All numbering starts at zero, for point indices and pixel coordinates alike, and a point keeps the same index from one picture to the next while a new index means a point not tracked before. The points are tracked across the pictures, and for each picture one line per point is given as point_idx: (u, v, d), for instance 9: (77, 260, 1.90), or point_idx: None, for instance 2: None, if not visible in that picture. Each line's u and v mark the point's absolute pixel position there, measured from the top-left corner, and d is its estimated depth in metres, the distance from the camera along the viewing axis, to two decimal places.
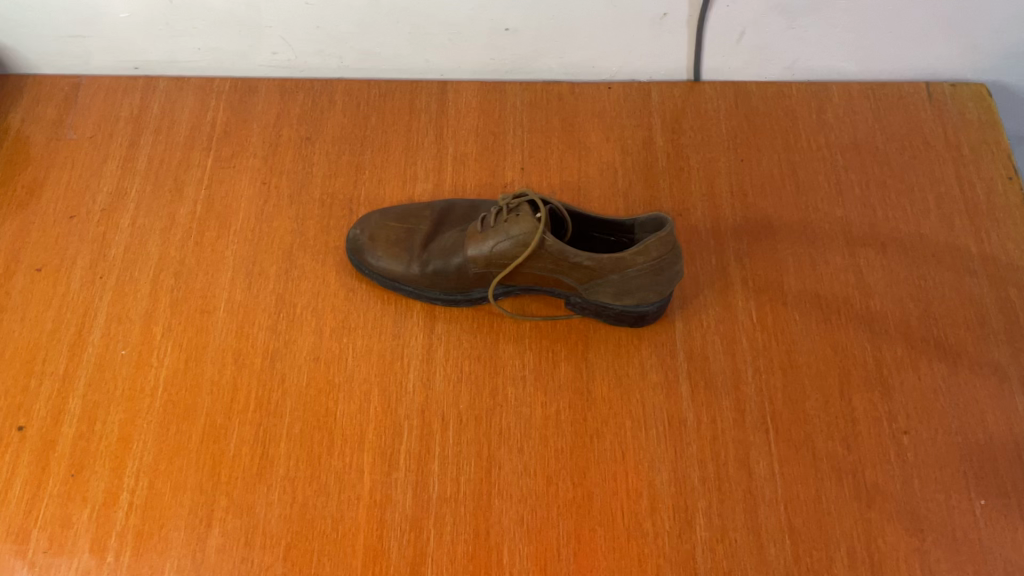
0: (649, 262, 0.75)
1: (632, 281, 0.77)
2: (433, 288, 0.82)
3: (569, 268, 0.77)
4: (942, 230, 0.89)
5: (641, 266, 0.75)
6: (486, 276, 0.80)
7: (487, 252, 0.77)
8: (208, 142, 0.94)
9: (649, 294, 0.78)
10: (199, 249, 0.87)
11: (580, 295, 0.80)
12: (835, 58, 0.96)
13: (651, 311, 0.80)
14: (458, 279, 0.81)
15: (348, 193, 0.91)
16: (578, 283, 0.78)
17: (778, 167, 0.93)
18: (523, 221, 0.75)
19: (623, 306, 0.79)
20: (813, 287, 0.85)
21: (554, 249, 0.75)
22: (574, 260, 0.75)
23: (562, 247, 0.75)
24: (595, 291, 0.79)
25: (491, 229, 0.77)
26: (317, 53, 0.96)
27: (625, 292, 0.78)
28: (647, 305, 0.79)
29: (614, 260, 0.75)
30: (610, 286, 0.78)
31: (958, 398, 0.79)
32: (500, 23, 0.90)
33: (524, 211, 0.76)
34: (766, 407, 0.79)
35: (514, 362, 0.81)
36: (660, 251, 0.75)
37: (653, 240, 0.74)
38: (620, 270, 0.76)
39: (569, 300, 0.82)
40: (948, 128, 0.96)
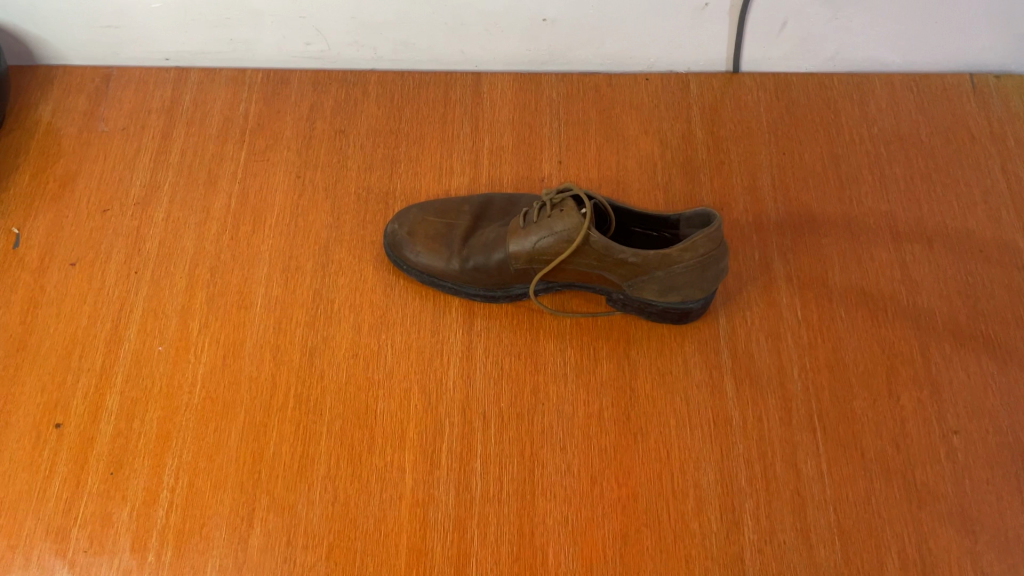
0: (696, 259, 0.74)
1: (678, 278, 0.75)
2: (472, 284, 0.81)
3: (614, 264, 0.75)
4: (990, 224, 0.87)
5: (688, 262, 0.74)
6: (527, 272, 0.79)
7: (531, 248, 0.76)
8: (242, 134, 0.93)
9: (694, 290, 0.77)
10: (235, 244, 0.86)
11: (623, 291, 0.79)
12: (878, 47, 0.94)
13: (695, 308, 0.79)
14: (499, 276, 0.79)
15: (383, 187, 0.89)
16: (622, 279, 0.77)
17: (821, 160, 0.91)
18: (569, 216, 0.74)
19: (667, 303, 0.78)
20: (858, 283, 0.84)
21: (599, 244, 0.74)
22: (620, 256, 0.74)
23: (608, 242, 0.74)
24: (640, 288, 0.77)
25: (535, 225, 0.76)
26: (351, 44, 0.94)
27: (670, 289, 0.77)
28: (692, 302, 0.78)
29: (659, 256, 0.74)
30: (655, 283, 0.76)
31: (1009, 397, 0.77)
32: (538, 13, 0.89)
33: (569, 206, 0.75)
34: (813, 406, 0.77)
35: (556, 359, 0.80)
36: (708, 247, 0.73)
37: (701, 236, 0.73)
38: (666, 267, 0.75)
39: (611, 297, 0.81)
40: (993, 120, 0.94)
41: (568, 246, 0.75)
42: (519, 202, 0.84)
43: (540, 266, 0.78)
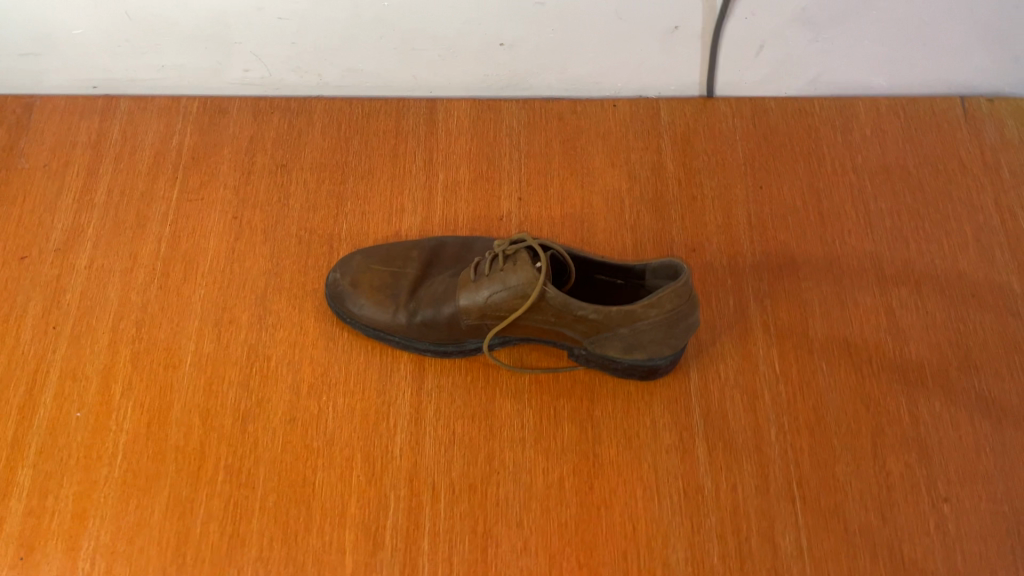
0: (662, 316, 0.68)
1: (644, 336, 0.69)
2: (421, 340, 0.74)
3: (573, 321, 0.69)
4: (982, 265, 0.80)
5: (654, 319, 0.68)
6: (479, 328, 0.72)
7: (483, 303, 0.70)
8: (174, 170, 0.85)
9: (662, 348, 0.70)
10: (164, 294, 0.78)
11: (584, 348, 0.72)
12: (862, 70, 0.88)
13: (663, 365, 0.72)
14: (448, 331, 0.73)
15: (328, 229, 0.82)
16: (582, 336, 0.71)
17: (801, 194, 0.85)
18: (523, 269, 0.68)
19: (632, 361, 0.72)
20: (841, 332, 0.77)
21: (557, 300, 0.67)
22: (580, 312, 0.68)
23: (567, 297, 0.67)
24: (602, 346, 0.71)
25: (487, 278, 0.69)
26: (294, 71, 0.87)
27: (634, 347, 0.70)
28: (659, 359, 0.72)
29: (622, 313, 0.67)
30: (619, 341, 0.70)
31: (1004, 459, 0.71)
32: (494, 37, 0.82)
33: (523, 257, 0.69)
34: (792, 472, 0.71)
35: (513, 422, 0.73)
36: (675, 303, 0.67)
37: (667, 291, 0.66)
38: (630, 324, 0.68)
39: (571, 352, 0.74)
40: (985, 149, 0.87)
41: (523, 301, 0.68)
42: (473, 247, 0.77)
43: (493, 323, 0.71)
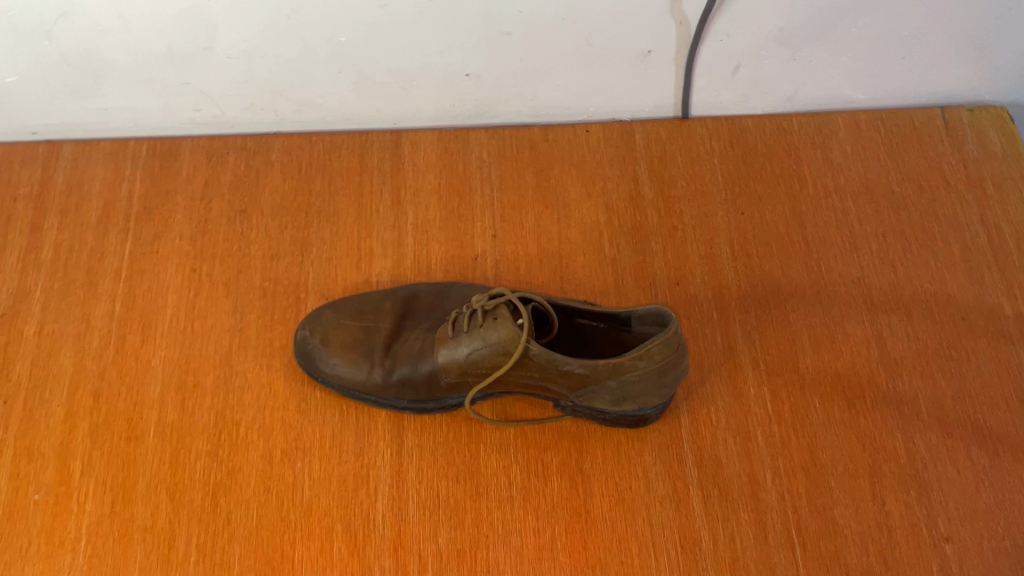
0: (651, 367, 0.64)
1: (632, 388, 0.66)
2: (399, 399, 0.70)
3: (559, 376, 0.65)
4: (971, 287, 0.79)
5: (643, 371, 0.64)
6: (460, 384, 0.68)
7: (463, 360, 0.66)
8: (126, 221, 0.80)
9: (651, 397, 0.67)
10: (122, 359, 0.74)
11: (570, 400, 0.69)
12: (841, 86, 0.85)
13: (653, 413, 0.69)
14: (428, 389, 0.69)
15: (293, 278, 0.78)
16: (568, 390, 0.67)
17: (784, 220, 0.82)
18: (504, 324, 0.64)
19: (621, 411, 0.68)
20: (832, 366, 0.76)
21: (541, 356, 0.64)
22: (567, 368, 0.64)
23: (552, 352, 0.64)
24: (589, 398, 0.68)
25: (466, 335, 0.66)
26: (248, 108, 0.82)
27: (623, 398, 0.67)
28: (648, 408, 0.69)
29: (610, 366, 0.64)
30: (608, 393, 0.67)
31: (1003, 493, 0.70)
32: (460, 68, 0.78)
33: (503, 310, 0.65)
34: (790, 519, 0.69)
35: (499, 480, 0.70)
36: (665, 353, 0.64)
37: (656, 342, 0.63)
38: (618, 376, 0.65)
39: (556, 404, 0.71)
40: (969, 162, 0.85)
41: (505, 357, 0.64)
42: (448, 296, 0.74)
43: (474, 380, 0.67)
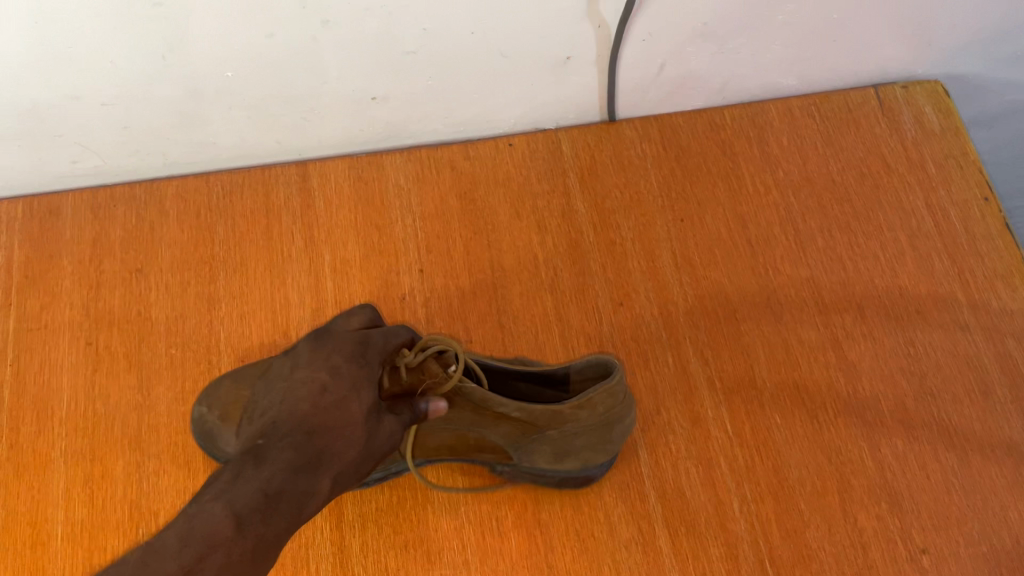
0: (594, 418, 0.59)
1: (574, 440, 0.61)
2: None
3: (495, 427, 0.60)
4: (923, 277, 0.76)
5: (586, 422, 0.59)
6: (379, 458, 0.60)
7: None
8: (6, 295, 0.72)
9: (594, 453, 0.62)
10: (17, 454, 0.66)
11: (508, 459, 0.64)
12: (772, 74, 0.80)
13: (598, 470, 0.64)
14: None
15: (203, 341, 0.71)
16: (506, 444, 0.62)
17: (725, 223, 0.78)
18: (434, 377, 0.55)
19: (564, 470, 0.63)
20: (790, 376, 0.72)
21: (475, 396, 0.56)
22: (504, 419, 0.58)
23: (487, 393, 0.56)
24: (528, 454, 0.62)
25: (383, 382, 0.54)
26: (133, 155, 0.74)
27: (566, 453, 0.62)
28: (591, 467, 0.64)
29: (548, 415, 0.58)
30: (549, 447, 0.61)
31: (975, 494, 0.67)
32: (365, 91, 0.71)
33: (431, 360, 0.55)
34: (762, 548, 0.65)
35: (451, 543, 0.65)
36: (607, 404, 0.59)
37: (598, 393, 0.58)
38: (557, 425, 0.59)
39: (492, 467, 0.65)
40: (908, 143, 0.82)
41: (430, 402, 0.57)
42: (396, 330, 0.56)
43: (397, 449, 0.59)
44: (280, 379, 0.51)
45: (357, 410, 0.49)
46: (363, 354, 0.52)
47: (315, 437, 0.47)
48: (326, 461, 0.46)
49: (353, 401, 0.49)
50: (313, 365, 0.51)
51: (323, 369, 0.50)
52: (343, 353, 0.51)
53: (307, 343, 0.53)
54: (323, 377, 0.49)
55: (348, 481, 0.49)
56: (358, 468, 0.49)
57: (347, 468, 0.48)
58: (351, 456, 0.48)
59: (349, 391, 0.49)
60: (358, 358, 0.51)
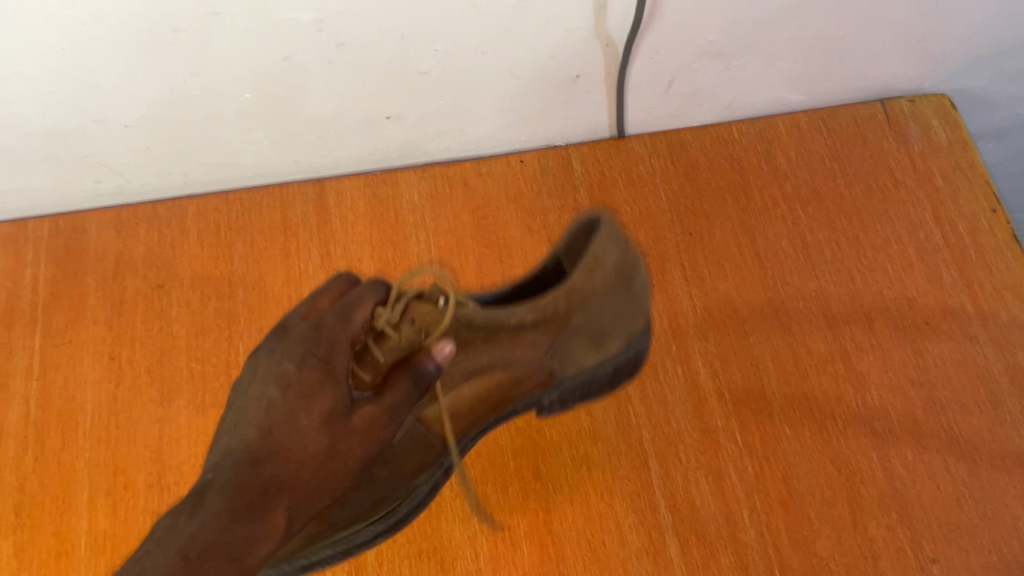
0: (607, 287, 0.57)
1: (601, 317, 0.58)
2: (366, 525, 0.57)
3: (521, 346, 0.55)
4: (931, 289, 0.76)
5: (604, 286, 0.56)
6: (430, 458, 0.58)
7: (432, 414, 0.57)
8: (32, 311, 0.74)
9: (630, 320, 0.60)
10: (42, 466, 0.68)
11: (552, 381, 0.60)
12: (778, 90, 0.82)
13: (636, 343, 0.62)
14: (388, 485, 0.57)
15: (222, 355, 0.72)
16: (542, 360, 0.58)
17: (733, 236, 0.79)
18: (427, 317, 0.50)
19: (608, 354, 0.61)
20: (799, 387, 0.72)
21: (478, 322, 0.52)
22: (523, 333, 0.55)
23: (489, 312, 0.52)
24: (569, 356, 0.59)
25: (376, 353, 0.50)
26: (154, 174, 0.76)
27: (602, 335, 0.59)
28: (633, 338, 0.61)
29: (564, 293, 0.55)
30: (582, 336, 0.58)
31: (986, 504, 0.67)
32: (379, 112, 0.73)
33: (417, 302, 0.51)
34: (772, 558, 0.66)
35: (465, 552, 0.66)
36: (607, 259, 0.56)
37: (592, 255, 0.56)
38: (580, 302, 0.56)
39: (541, 403, 0.62)
40: (915, 156, 0.83)
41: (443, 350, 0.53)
42: (364, 300, 0.50)
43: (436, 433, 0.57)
44: (236, 393, 0.50)
45: (307, 423, 0.47)
46: (315, 348, 0.48)
47: (259, 465, 0.45)
48: (276, 489, 0.45)
49: (301, 414, 0.47)
50: (267, 378, 0.49)
51: (272, 383, 0.48)
52: (294, 356, 0.48)
53: (266, 341, 0.51)
54: (272, 395, 0.48)
55: (310, 503, 0.48)
56: (316, 481, 0.48)
57: (304, 492, 0.47)
58: (306, 478, 0.47)
59: (297, 404, 0.47)
60: (311, 359, 0.48)
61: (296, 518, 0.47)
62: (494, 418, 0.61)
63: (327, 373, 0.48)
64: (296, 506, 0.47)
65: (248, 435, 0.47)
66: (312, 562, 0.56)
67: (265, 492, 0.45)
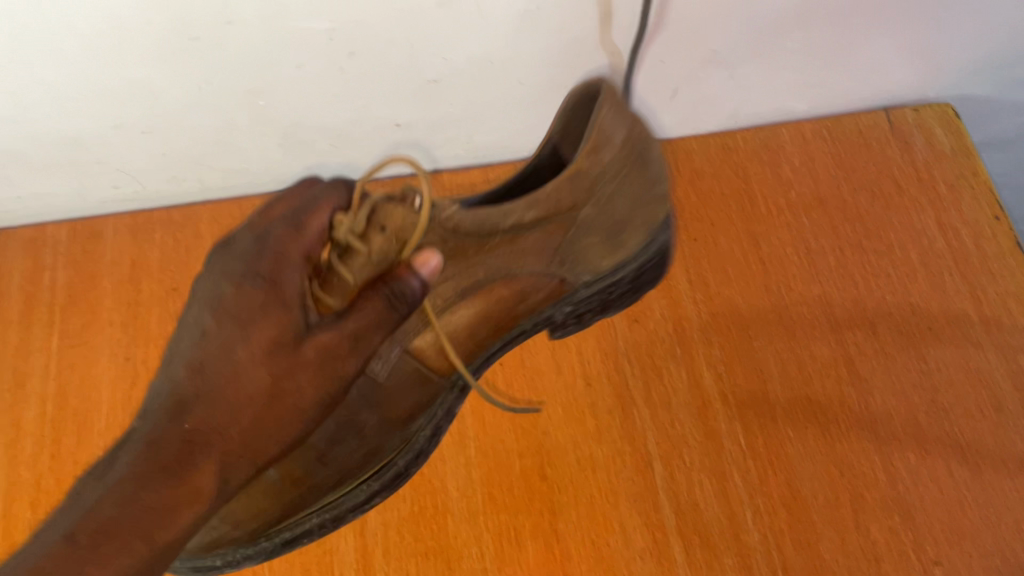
0: (609, 173, 0.54)
1: (610, 209, 0.56)
2: (360, 483, 0.56)
3: (528, 256, 0.55)
4: (935, 295, 0.77)
5: (606, 167, 0.54)
6: (426, 396, 0.57)
7: (426, 346, 0.55)
8: (50, 313, 0.76)
9: (643, 211, 0.58)
10: (58, 464, 0.69)
11: (566, 290, 0.60)
12: (782, 98, 0.83)
13: (658, 238, 0.60)
14: (379, 435, 0.55)
15: None
16: (554, 265, 0.57)
17: (738, 243, 0.80)
18: (397, 222, 0.47)
19: (625, 254, 0.59)
20: (803, 391, 0.73)
21: (467, 227, 0.49)
22: (525, 236, 0.53)
23: (478, 214, 0.49)
24: (583, 259, 0.58)
25: (342, 271, 0.48)
26: (170, 180, 0.78)
27: (616, 231, 0.58)
28: (655, 231, 0.60)
29: (566, 183, 0.52)
30: (595, 232, 0.57)
31: (988, 508, 0.67)
32: (390, 119, 0.75)
33: (388, 204, 0.47)
34: (775, 559, 0.66)
35: (471, 550, 0.67)
36: (609, 137, 0.53)
37: (591, 141, 0.52)
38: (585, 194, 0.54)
39: (558, 312, 0.61)
40: (919, 164, 0.84)
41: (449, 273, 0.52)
42: (319, 205, 0.47)
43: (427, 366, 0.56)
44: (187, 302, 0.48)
45: (245, 356, 0.45)
46: (257, 266, 0.45)
47: (187, 412, 0.44)
48: (201, 438, 0.44)
49: (239, 344, 0.45)
50: (210, 293, 0.46)
51: (213, 303, 0.46)
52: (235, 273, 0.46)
53: (214, 254, 0.48)
54: (207, 323, 0.46)
55: (256, 448, 0.46)
56: (262, 425, 0.46)
57: (244, 438, 0.45)
58: (248, 420, 0.45)
59: (235, 335, 0.45)
60: (251, 277, 0.45)
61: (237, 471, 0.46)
62: (506, 338, 0.61)
63: (267, 297, 0.45)
64: (235, 455, 0.45)
65: (183, 372, 0.45)
66: (296, 535, 0.55)
67: (189, 438, 0.44)
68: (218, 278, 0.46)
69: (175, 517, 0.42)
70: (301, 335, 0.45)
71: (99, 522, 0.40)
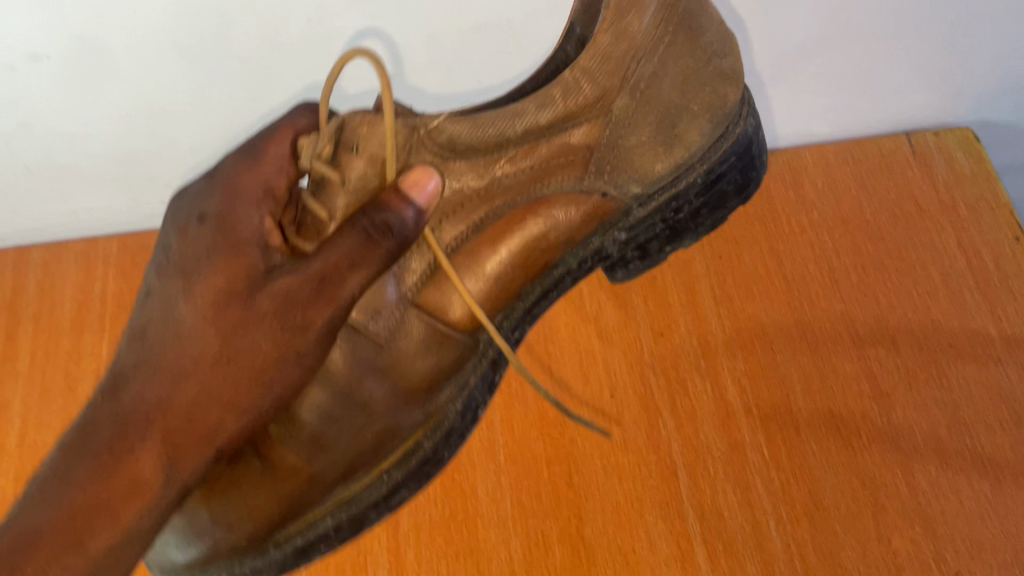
0: (638, 52, 0.51)
1: (650, 93, 0.53)
2: (380, 471, 0.51)
3: (559, 166, 0.53)
4: (956, 313, 0.78)
5: (635, 52, 0.51)
6: (447, 359, 0.53)
7: (436, 299, 0.53)
8: (100, 321, 0.80)
9: (691, 99, 0.54)
10: None
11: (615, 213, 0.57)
12: (805, 123, 0.86)
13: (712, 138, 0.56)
14: (392, 410, 0.51)
15: None
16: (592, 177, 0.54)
17: (761, 260, 0.83)
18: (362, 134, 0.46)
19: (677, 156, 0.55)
20: (825, 404, 0.75)
21: (465, 137, 0.48)
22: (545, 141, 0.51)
23: (476, 123, 0.48)
24: (628, 164, 0.54)
25: (316, 209, 0.47)
26: None
27: (665, 126, 0.54)
28: (712, 120, 0.55)
29: (587, 72, 0.50)
30: (639, 124, 0.53)
31: (1010, 521, 0.68)
32: None
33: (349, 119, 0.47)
34: (797, 568, 0.67)
35: (499, 553, 0.69)
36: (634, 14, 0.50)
37: (608, 12, 0.49)
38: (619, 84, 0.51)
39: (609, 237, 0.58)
40: (939, 186, 0.86)
41: (459, 211, 0.51)
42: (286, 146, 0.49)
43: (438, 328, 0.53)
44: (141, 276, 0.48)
45: (187, 308, 0.43)
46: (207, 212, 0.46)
47: (122, 385, 0.42)
48: (137, 414, 0.41)
49: (184, 297, 0.44)
50: (156, 257, 0.46)
51: (159, 262, 0.45)
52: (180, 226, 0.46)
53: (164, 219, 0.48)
54: (152, 282, 0.45)
55: (206, 426, 0.43)
56: (210, 393, 0.43)
57: (188, 410, 0.42)
58: (197, 387, 0.42)
59: (180, 288, 0.44)
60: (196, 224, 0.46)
61: (191, 462, 0.42)
62: (546, 284, 0.59)
63: (217, 236, 0.45)
64: (180, 438, 0.42)
65: (125, 344, 0.44)
66: (311, 542, 0.50)
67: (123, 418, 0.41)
68: (165, 240, 0.46)
69: (112, 516, 0.39)
70: (259, 279, 0.44)
71: (24, 531, 0.37)
